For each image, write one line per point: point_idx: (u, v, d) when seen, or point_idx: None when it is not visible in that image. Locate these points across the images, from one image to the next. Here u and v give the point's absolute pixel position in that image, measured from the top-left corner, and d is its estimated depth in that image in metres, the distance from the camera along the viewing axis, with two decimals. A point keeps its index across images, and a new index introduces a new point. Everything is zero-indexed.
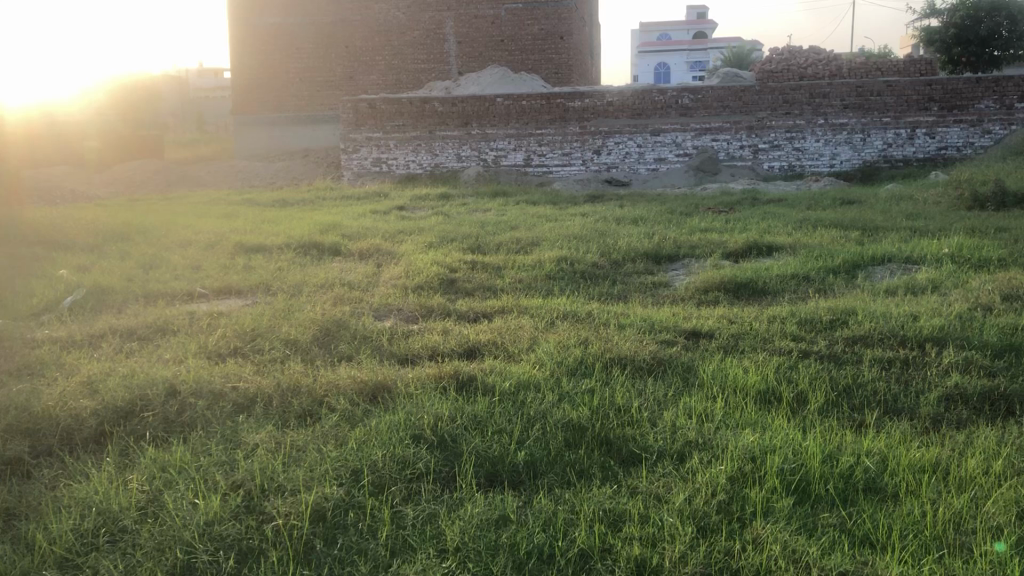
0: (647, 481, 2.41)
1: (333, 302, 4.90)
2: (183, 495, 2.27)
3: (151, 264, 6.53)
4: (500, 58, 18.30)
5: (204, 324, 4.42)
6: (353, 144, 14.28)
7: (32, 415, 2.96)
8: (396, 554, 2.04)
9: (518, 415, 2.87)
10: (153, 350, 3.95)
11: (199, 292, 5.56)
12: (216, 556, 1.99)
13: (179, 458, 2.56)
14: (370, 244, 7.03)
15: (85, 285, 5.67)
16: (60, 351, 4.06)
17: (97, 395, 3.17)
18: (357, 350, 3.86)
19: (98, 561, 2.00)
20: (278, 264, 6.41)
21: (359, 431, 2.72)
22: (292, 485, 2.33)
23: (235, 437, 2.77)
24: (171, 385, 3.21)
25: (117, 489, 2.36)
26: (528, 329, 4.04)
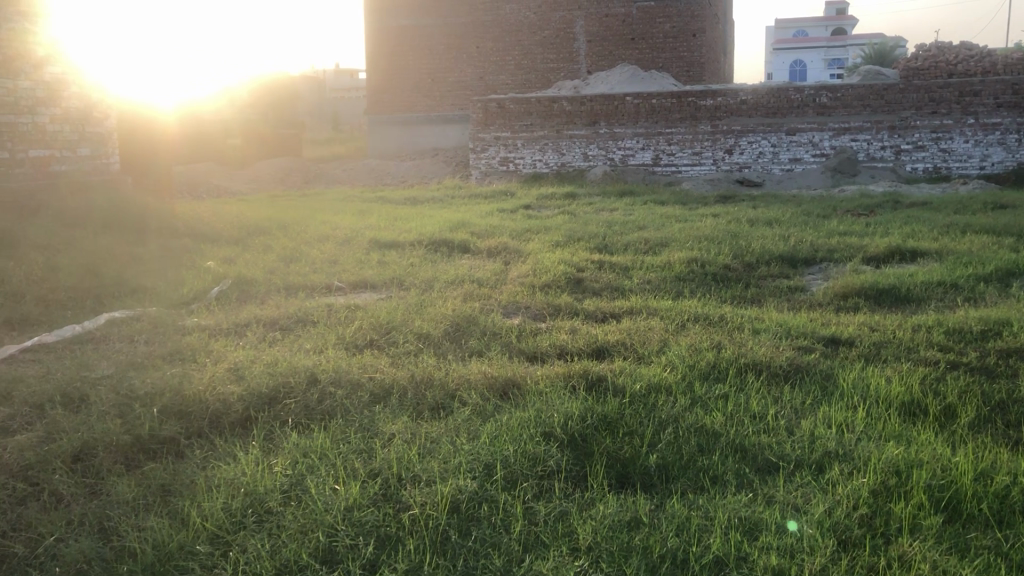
0: (784, 491, 2.35)
1: (463, 298, 4.99)
2: (325, 480, 2.37)
3: (292, 257, 6.81)
4: (630, 56, 18.16)
5: (341, 317, 4.58)
6: (482, 143, 14.53)
7: (185, 398, 3.15)
8: (530, 549, 2.06)
9: (650, 418, 2.85)
10: (294, 340, 4.13)
11: (336, 285, 5.77)
12: (356, 541, 2.07)
13: (320, 444, 2.66)
14: (499, 242, 7.10)
15: (230, 276, 5.96)
16: (209, 338, 4.30)
17: (243, 381, 3.34)
18: (488, 346, 3.92)
19: (247, 540, 2.10)
20: (410, 259, 6.56)
21: (491, 425, 2.76)
22: (427, 476, 2.40)
23: (372, 426, 2.86)
24: (312, 373, 3.37)
25: (262, 471, 2.48)
26: (658, 331, 4.01)
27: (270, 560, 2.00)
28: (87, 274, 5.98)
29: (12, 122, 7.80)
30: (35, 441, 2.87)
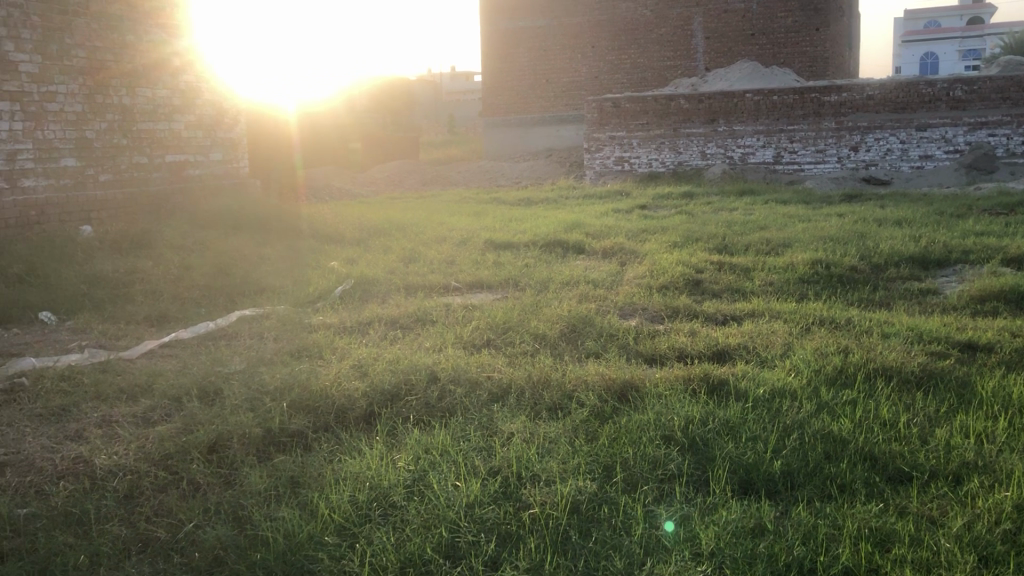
0: (917, 502, 2.26)
1: (579, 298, 5.00)
2: (447, 477, 2.42)
3: (411, 258, 6.96)
4: (750, 52, 17.76)
5: (459, 316, 4.65)
6: (597, 143, 14.51)
7: (312, 393, 3.27)
8: (651, 552, 2.04)
9: (773, 423, 2.79)
10: (414, 339, 4.22)
11: (453, 285, 5.87)
12: (479, 538, 2.10)
13: (441, 441, 2.72)
14: (615, 242, 7.06)
15: (353, 276, 6.14)
16: (334, 335, 4.44)
17: (366, 378, 3.44)
18: (605, 347, 3.91)
19: (373, 533, 2.17)
20: (526, 260, 6.60)
21: (610, 427, 2.76)
22: (546, 476, 2.42)
23: (491, 425, 2.90)
24: (432, 372, 3.45)
25: (385, 466, 2.54)
26: (782, 334, 3.91)
27: (395, 553, 2.05)
28: (219, 274, 6.27)
29: (150, 129, 8.23)
30: (175, 432, 3.04)
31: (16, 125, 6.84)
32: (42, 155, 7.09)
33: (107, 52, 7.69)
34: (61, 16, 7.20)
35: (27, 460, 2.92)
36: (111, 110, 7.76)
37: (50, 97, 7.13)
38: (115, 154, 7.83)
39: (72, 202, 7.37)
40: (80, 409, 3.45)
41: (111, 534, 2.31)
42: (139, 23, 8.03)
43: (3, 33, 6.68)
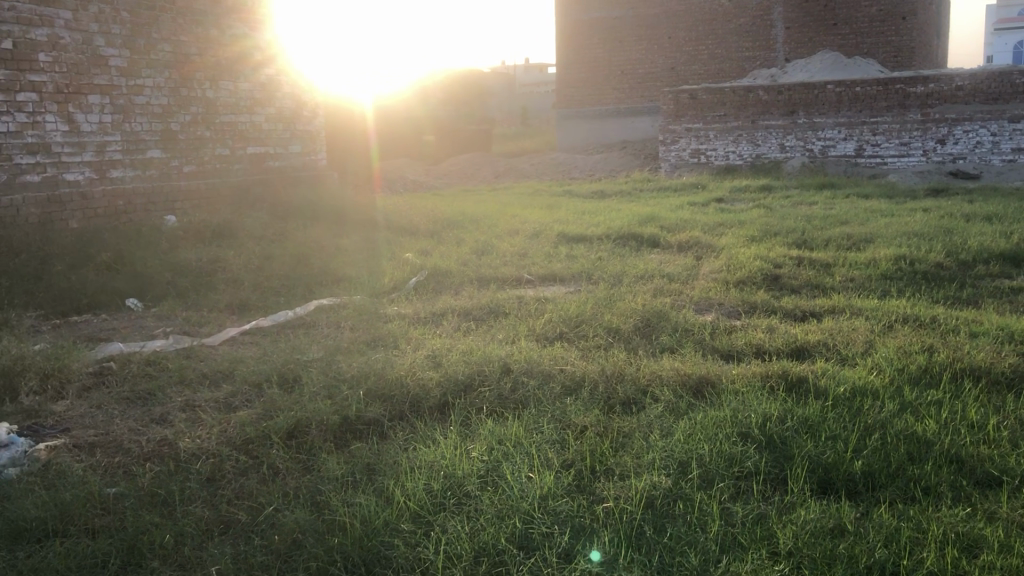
0: (1007, 508, 2.18)
1: (653, 292, 4.96)
2: (520, 468, 2.43)
3: (485, 249, 7.00)
4: (832, 43, 17.33)
5: (533, 309, 4.65)
6: (673, 135, 14.38)
7: (388, 382, 3.32)
8: (726, 550, 2.02)
9: (855, 423, 2.72)
10: (487, 330, 4.24)
11: (526, 278, 5.87)
12: (552, 529, 2.11)
13: (514, 433, 2.73)
14: (690, 236, 6.98)
15: (427, 267, 6.20)
16: (408, 325, 4.49)
17: (440, 368, 3.47)
18: (680, 343, 3.86)
19: (448, 522, 2.19)
20: (599, 253, 6.57)
21: (685, 423, 2.73)
22: (621, 470, 2.41)
23: (564, 417, 2.90)
24: (505, 364, 3.46)
25: (460, 456, 2.57)
26: (863, 332, 3.82)
27: (469, 542, 2.07)
28: (298, 264, 6.39)
29: (232, 121, 8.43)
30: (255, 417, 3.12)
31: (105, 117, 7.09)
32: (129, 147, 7.34)
33: (191, 46, 7.90)
34: (149, 12, 7.42)
35: (116, 441, 3.03)
36: (195, 103, 7.98)
37: (137, 91, 7.37)
38: (198, 145, 8.05)
39: (158, 193, 7.62)
40: (165, 393, 3.56)
41: (194, 515, 2.39)
42: (222, 18, 8.23)
43: (94, 29, 6.92)
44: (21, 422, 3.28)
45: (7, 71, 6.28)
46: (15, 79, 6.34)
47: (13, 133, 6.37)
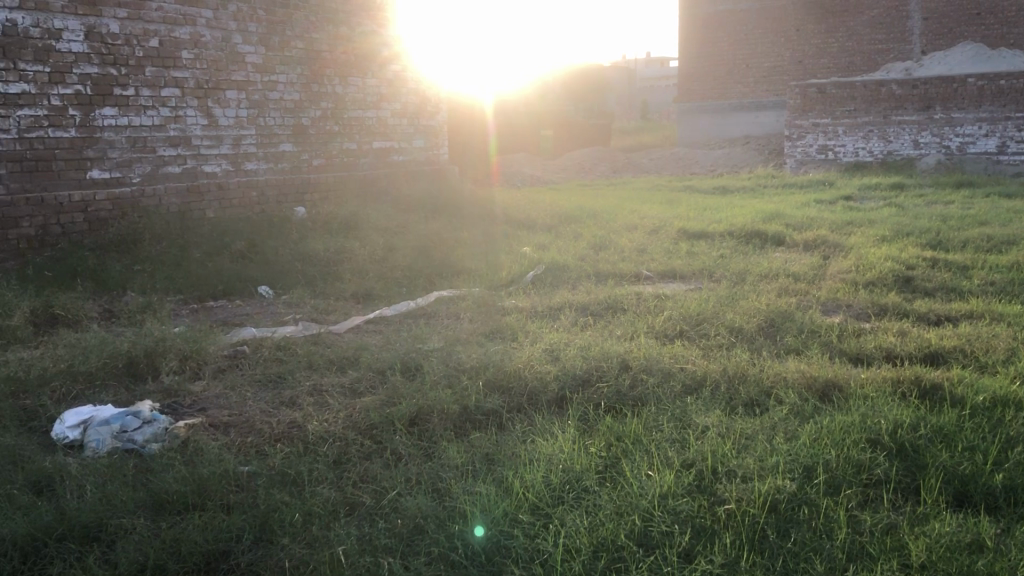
0: None
1: (777, 292, 4.84)
2: (640, 465, 2.42)
3: (602, 245, 6.98)
4: (975, 33, 16.26)
5: (651, 306, 4.61)
6: (799, 131, 14.00)
7: (507, 374, 3.36)
8: (854, 560, 1.96)
9: (994, 434, 2.59)
10: (605, 326, 4.24)
11: (645, 274, 5.83)
12: (672, 529, 2.10)
13: (633, 430, 2.72)
14: (817, 234, 6.78)
15: (544, 261, 6.22)
16: (526, 319, 4.53)
17: (559, 363, 3.50)
18: (805, 344, 3.76)
19: (566, 515, 2.20)
20: (721, 251, 6.46)
21: (811, 426, 2.66)
22: (743, 472, 2.37)
23: (685, 417, 2.87)
24: (625, 360, 3.45)
25: (579, 450, 2.58)
26: (1004, 339, 3.62)
27: (588, 536, 2.08)
28: (419, 256, 6.53)
29: (360, 116, 8.67)
30: (379, 403, 3.22)
31: (241, 112, 7.42)
32: (263, 141, 7.66)
33: (323, 43, 8.16)
34: (284, 10, 7.70)
35: (249, 422, 3.18)
36: (325, 99, 8.24)
37: (271, 86, 7.67)
38: (327, 139, 8.31)
39: (288, 185, 7.92)
40: (294, 377, 3.71)
41: (321, 496, 2.48)
42: (352, 16, 8.45)
43: (232, 27, 7.24)
44: (163, 400, 3.48)
45: (153, 68, 6.65)
46: (159, 75, 6.70)
47: (158, 127, 6.74)
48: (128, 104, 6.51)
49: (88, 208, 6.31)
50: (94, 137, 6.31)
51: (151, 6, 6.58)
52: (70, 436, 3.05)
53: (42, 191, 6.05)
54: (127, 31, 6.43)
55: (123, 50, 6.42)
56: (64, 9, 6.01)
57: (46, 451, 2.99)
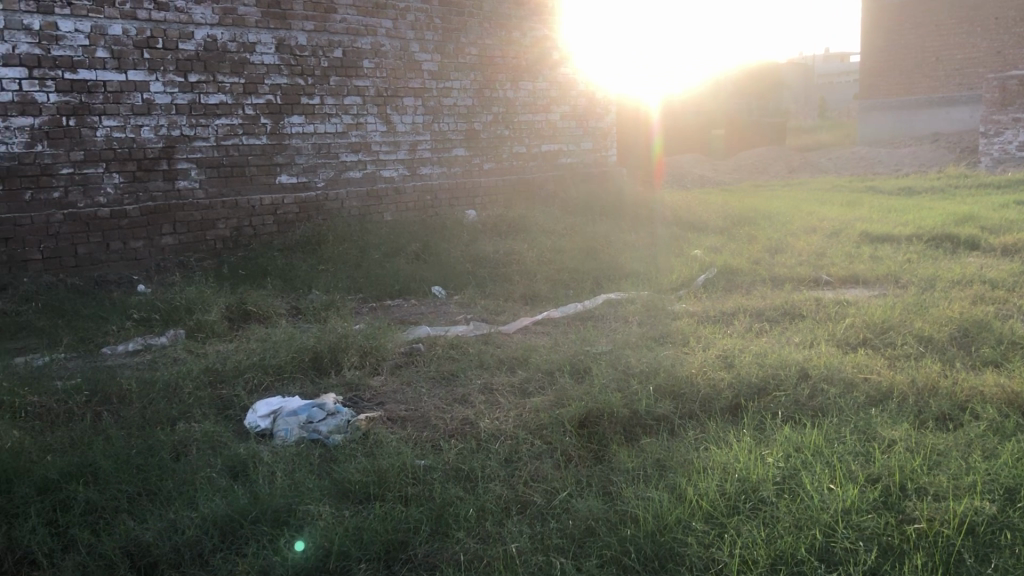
0: None
1: (972, 300, 4.53)
2: (821, 478, 2.33)
3: (777, 248, 6.76)
4: None
5: (832, 313, 4.42)
6: (996, 126, 13.04)
7: (678, 380, 3.31)
8: None
9: None
10: (782, 333, 4.10)
11: (824, 279, 5.60)
12: (857, 545, 2.00)
13: (812, 441, 2.62)
14: (1018, 238, 6.29)
15: (716, 265, 6.09)
16: (698, 324, 4.45)
17: (733, 369, 3.41)
18: (1005, 356, 3.50)
19: (741, 525, 2.15)
20: (907, 255, 6.11)
21: (1012, 446, 2.47)
22: (936, 491, 2.24)
23: (870, 430, 2.73)
24: (803, 369, 3.33)
25: (755, 459, 2.50)
26: None
27: (766, 548, 2.02)
28: (587, 258, 6.54)
29: (531, 120, 8.76)
30: (549, 404, 3.25)
31: (418, 118, 7.67)
32: (437, 146, 7.89)
33: (495, 48, 8.28)
34: (459, 17, 7.88)
35: (424, 418, 3.28)
36: (497, 104, 8.39)
37: (446, 92, 7.88)
38: (499, 144, 8.47)
39: (460, 188, 8.14)
40: (466, 375, 3.80)
41: (493, 493, 2.53)
42: (525, 20, 8.53)
43: (410, 36, 7.48)
44: (344, 393, 3.65)
45: (338, 78, 7.00)
46: (343, 84, 7.04)
47: (341, 134, 7.08)
48: (314, 112, 6.87)
49: (276, 211, 6.72)
50: (282, 144, 6.70)
51: (337, 17, 6.90)
52: (262, 425, 3.25)
53: (236, 195, 6.49)
54: (314, 42, 6.79)
55: (310, 60, 6.79)
56: (258, 24, 6.42)
57: (239, 439, 3.20)
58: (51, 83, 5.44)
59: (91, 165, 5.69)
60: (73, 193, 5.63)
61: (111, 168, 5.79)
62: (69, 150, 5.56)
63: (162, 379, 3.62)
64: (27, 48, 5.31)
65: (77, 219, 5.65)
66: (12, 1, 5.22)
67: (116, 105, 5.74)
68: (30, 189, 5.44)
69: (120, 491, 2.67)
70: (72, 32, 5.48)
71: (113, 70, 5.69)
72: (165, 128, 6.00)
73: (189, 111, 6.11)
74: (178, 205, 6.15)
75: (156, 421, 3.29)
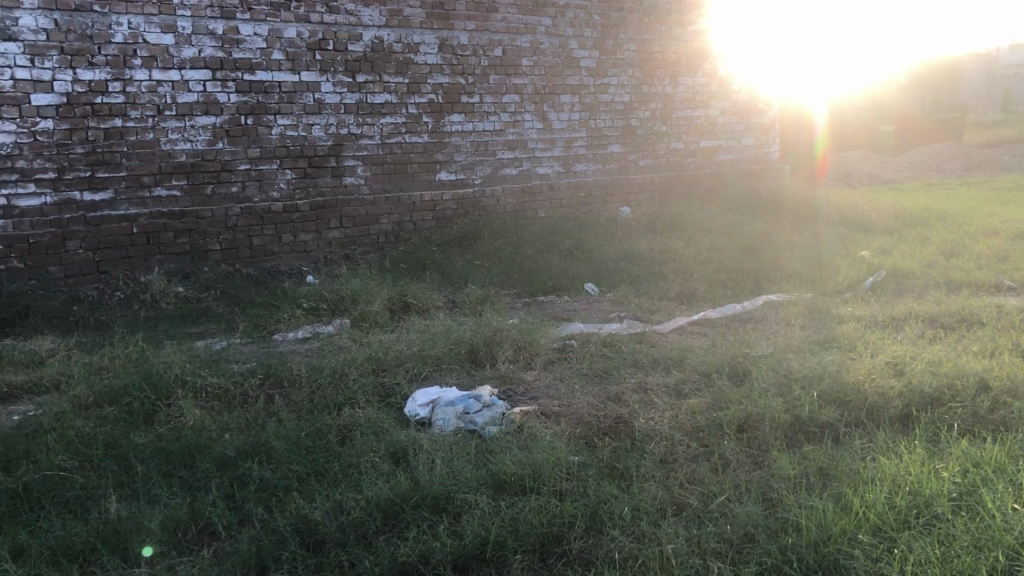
0: None
1: None
2: (1003, 497, 2.19)
3: (953, 250, 6.38)
4: None
5: (1015, 321, 4.14)
6: None
7: (844, 386, 3.18)
8: None
9: None
10: (958, 341, 3.87)
11: (1007, 285, 5.24)
12: None
13: (993, 458, 2.46)
14: None
15: (886, 267, 5.81)
16: (865, 328, 4.26)
17: (904, 378, 3.25)
18: None
19: (913, 541, 2.05)
20: None
21: None
22: None
23: None
24: (982, 380, 3.14)
25: (929, 473, 2.38)
26: None
27: (941, 567, 1.92)
28: (746, 258, 6.38)
29: (690, 116, 8.60)
30: (706, 406, 3.19)
31: (574, 115, 7.69)
32: (593, 143, 7.89)
33: (655, 44, 8.16)
34: (619, 14, 7.81)
35: (578, 414, 3.30)
36: (656, 100, 8.28)
37: (603, 89, 7.85)
38: (656, 140, 8.37)
39: (615, 185, 8.11)
40: (621, 373, 3.79)
41: (648, 493, 2.51)
42: (687, 14, 8.36)
43: (570, 33, 7.48)
44: (500, 386, 3.72)
45: (497, 76, 7.11)
46: (502, 83, 7.15)
47: (499, 131, 7.20)
48: (473, 111, 7.01)
49: (435, 208, 6.92)
50: (442, 142, 6.88)
51: (497, 17, 7.00)
52: (421, 414, 3.35)
53: (399, 191, 6.72)
54: (475, 42, 6.92)
55: (470, 60, 6.92)
56: (422, 25, 6.59)
57: (400, 426, 3.32)
58: (232, 84, 5.79)
59: (266, 162, 6.02)
60: (250, 188, 5.99)
61: (284, 165, 6.11)
62: (246, 147, 5.91)
63: (329, 365, 3.80)
64: (211, 52, 5.67)
65: (252, 212, 6.02)
66: (199, 8, 5.57)
67: (289, 104, 6.06)
68: (211, 184, 5.82)
69: (291, 471, 2.82)
70: (251, 35, 5.81)
71: (288, 71, 6.01)
72: (334, 127, 6.28)
73: (357, 111, 6.38)
74: (344, 201, 6.42)
75: (323, 405, 3.46)
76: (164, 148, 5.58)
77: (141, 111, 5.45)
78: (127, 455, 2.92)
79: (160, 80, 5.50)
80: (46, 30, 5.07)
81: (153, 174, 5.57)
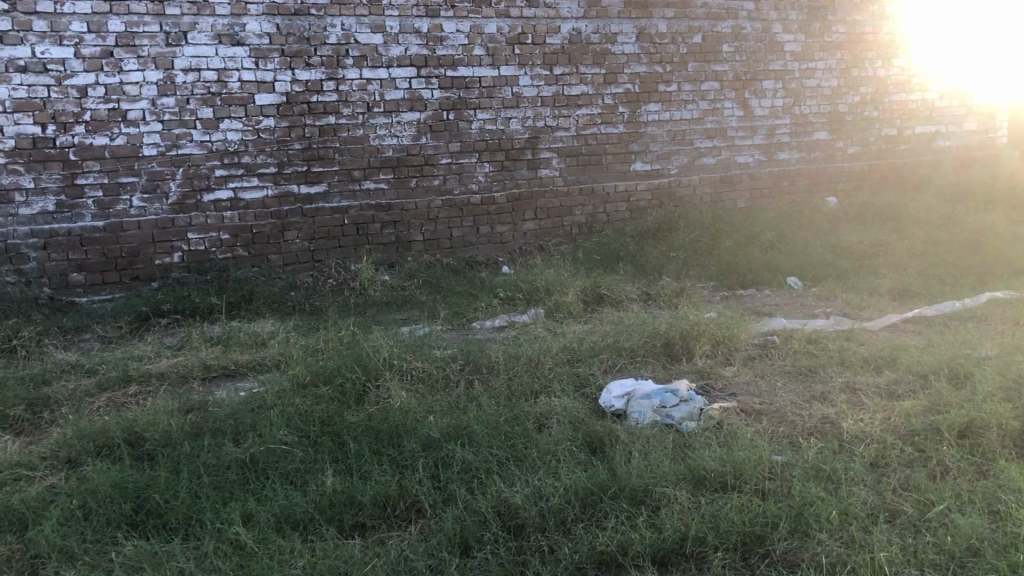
0: None
1: None
2: None
3: None
4: None
5: None
6: None
7: None
8: None
9: None
10: None
11: None
12: None
13: None
14: None
15: None
16: None
17: None
18: None
19: None
20: None
21: None
22: None
23: None
24: None
25: None
26: None
27: None
28: (968, 252, 5.93)
29: (905, 99, 8.07)
30: (921, 410, 3.01)
31: (777, 101, 7.40)
32: (797, 129, 7.57)
33: (867, 24, 7.71)
34: None
35: (780, 413, 3.19)
36: (867, 83, 7.83)
37: (809, 73, 7.51)
38: (867, 126, 7.92)
39: (821, 174, 7.75)
40: (827, 371, 3.63)
41: (859, 497, 2.39)
42: None
43: (773, 16, 7.20)
44: (697, 381, 3.67)
45: (696, 64, 6.96)
46: (701, 70, 6.99)
47: (697, 120, 7.06)
48: (671, 99, 6.91)
49: (630, 199, 6.88)
50: (638, 132, 6.83)
51: (697, 3, 6.85)
52: (617, 406, 3.36)
53: (594, 182, 6.74)
54: (674, 30, 6.80)
55: (669, 48, 6.82)
56: (620, 15, 6.56)
57: (596, 416, 3.34)
58: (436, 80, 6.01)
59: (467, 156, 6.21)
60: (451, 181, 6.20)
61: (483, 158, 6.28)
62: (448, 142, 6.13)
63: (526, 354, 3.88)
64: (416, 50, 5.90)
65: (453, 204, 6.22)
66: (406, 7, 5.82)
67: (489, 99, 6.22)
68: (415, 177, 6.07)
69: (491, 455, 2.90)
70: (454, 32, 6.01)
71: (488, 67, 6.16)
72: (532, 120, 6.39)
73: (554, 103, 6.45)
74: (540, 192, 6.52)
75: (521, 393, 3.54)
76: (373, 143, 5.89)
77: (353, 109, 5.78)
78: (341, 433, 3.11)
79: (369, 79, 5.80)
80: (270, 34, 5.46)
81: (362, 168, 5.89)
